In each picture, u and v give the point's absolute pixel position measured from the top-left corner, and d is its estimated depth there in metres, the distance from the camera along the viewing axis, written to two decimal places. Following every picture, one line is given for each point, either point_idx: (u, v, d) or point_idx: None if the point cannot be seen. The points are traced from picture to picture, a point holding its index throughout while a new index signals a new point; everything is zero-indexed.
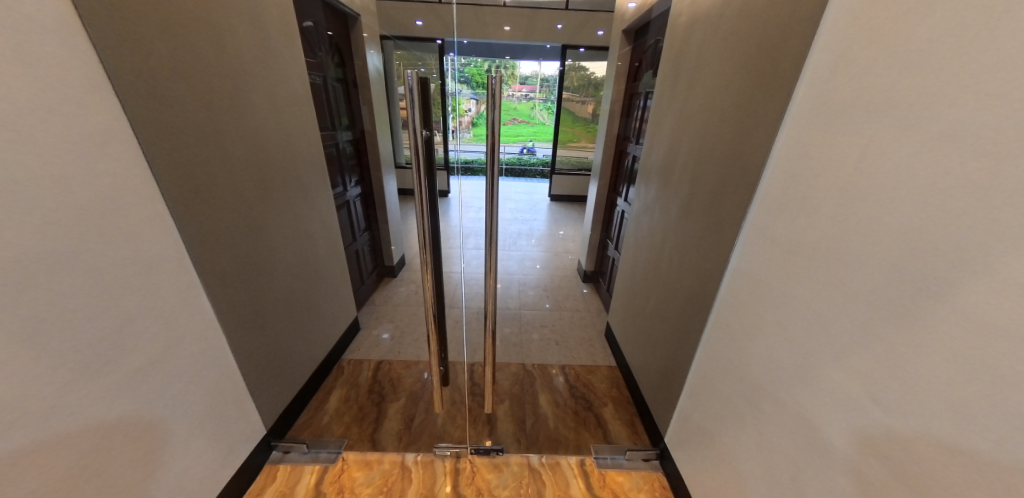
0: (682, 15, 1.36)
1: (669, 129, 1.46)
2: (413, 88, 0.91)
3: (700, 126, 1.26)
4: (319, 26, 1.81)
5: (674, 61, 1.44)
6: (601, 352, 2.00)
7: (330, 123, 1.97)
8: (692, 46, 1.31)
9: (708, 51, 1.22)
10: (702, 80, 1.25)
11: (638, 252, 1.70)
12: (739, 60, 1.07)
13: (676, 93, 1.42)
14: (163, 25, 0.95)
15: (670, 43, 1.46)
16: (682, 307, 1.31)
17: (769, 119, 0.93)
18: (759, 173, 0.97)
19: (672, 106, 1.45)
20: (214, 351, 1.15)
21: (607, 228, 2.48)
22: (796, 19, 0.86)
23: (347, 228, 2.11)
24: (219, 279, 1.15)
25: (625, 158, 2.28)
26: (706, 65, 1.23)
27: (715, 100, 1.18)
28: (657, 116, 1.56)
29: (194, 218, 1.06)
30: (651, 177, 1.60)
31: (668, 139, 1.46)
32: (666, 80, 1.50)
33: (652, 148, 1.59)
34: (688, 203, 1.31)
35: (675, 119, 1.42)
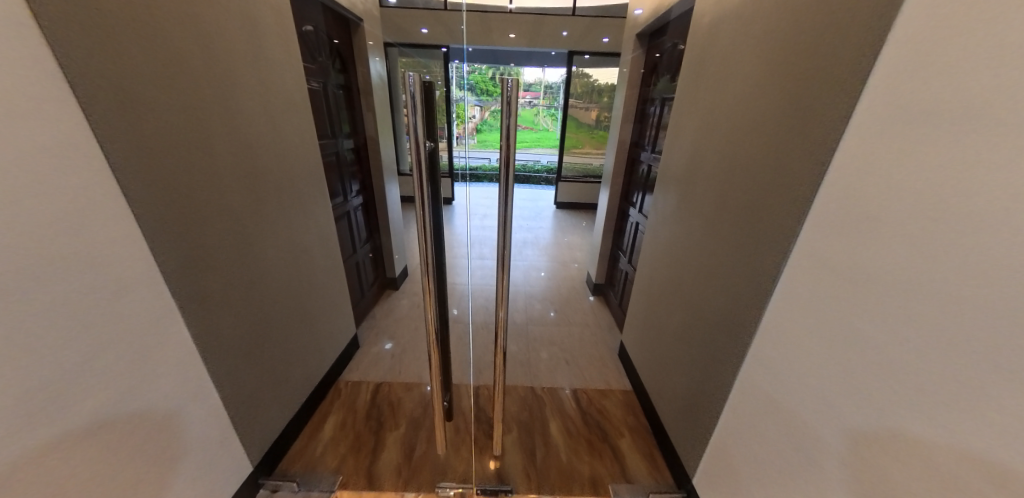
0: (705, 17, 1.27)
1: (692, 138, 1.36)
2: (416, 93, 0.81)
3: (727, 134, 1.16)
4: (320, 29, 1.72)
5: (695, 64, 1.34)
6: (614, 373, 1.89)
7: (332, 130, 1.89)
8: (717, 48, 1.22)
9: (736, 52, 1.12)
10: (729, 84, 1.15)
11: (654, 268, 1.59)
12: (775, 62, 0.97)
13: (699, 98, 1.32)
14: (139, 25, 0.87)
15: (692, 47, 1.37)
16: (709, 333, 1.20)
17: (814, 128, 0.83)
18: (803, 189, 0.86)
19: (694, 113, 1.35)
20: (193, 383, 1.04)
21: (618, 239, 2.38)
22: (847, 14, 0.76)
23: (348, 238, 2.03)
24: (202, 303, 1.05)
25: (637, 165, 2.17)
26: (734, 67, 1.13)
27: (745, 106, 1.08)
28: (677, 124, 1.46)
29: (172, 240, 0.96)
30: (669, 188, 1.50)
31: (691, 148, 1.36)
32: (687, 86, 1.40)
33: (671, 159, 1.49)
34: (715, 218, 1.20)
35: (698, 126, 1.32)
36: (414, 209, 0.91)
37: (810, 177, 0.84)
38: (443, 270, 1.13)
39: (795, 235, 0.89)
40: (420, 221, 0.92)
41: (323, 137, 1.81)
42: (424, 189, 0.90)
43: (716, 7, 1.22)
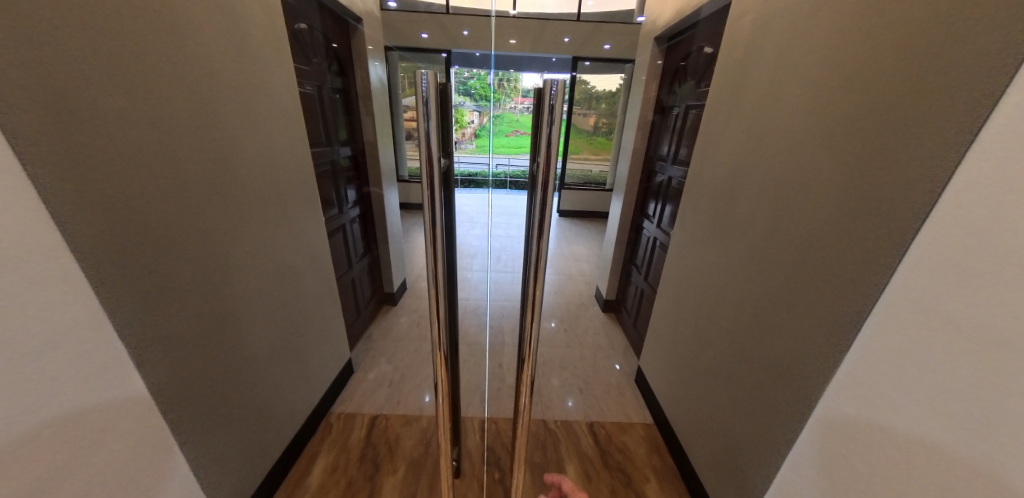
0: (755, 20, 1.18)
1: (735, 151, 1.24)
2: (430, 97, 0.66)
3: (779, 149, 1.04)
4: (314, 26, 1.57)
5: (737, 77, 1.25)
6: (633, 403, 1.77)
7: (330, 137, 1.74)
8: (768, 53, 1.11)
9: (791, 58, 1.02)
10: (782, 92, 1.04)
11: (682, 292, 1.48)
12: (840, 68, 0.86)
13: (744, 108, 1.21)
14: (102, 22, 0.75)
15: (736, 52, 1.27)
16: (757, 373, 1.08)
17: (902, 144, 0.71)
18: (886, 220, 0.75)
19: (737, 124, 1.24)
20: (150, 438, 0.89)
21: (630, 253, 2.26)
22: (950, 13, 0.65)
23: (344, 254, 1.87)
24: (163, 342, 0.90)
25: (655, 176, 2.03)
26: (789, 74, 1.02)
27: (802, 117, 0.96)
28: (716, 137, 1.36)
29: (124, 272, 0.82)
30: (703, 208, 1.40)
31: (733, 163, 1.24)
32: (729, 94, 1.30)
33: (708, 174, 1.38)
34: (765, 242, 1.08)
35: (742, 139, 1.21)
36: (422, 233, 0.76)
37: (900, 202, 0.72)
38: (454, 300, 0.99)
39: (878, 268, 0.77)
40: (431, 248, 0.77)
41: (319, 145, 1.66)
42: (437, 209, 0.75)
43: (767, 10, 1.12)
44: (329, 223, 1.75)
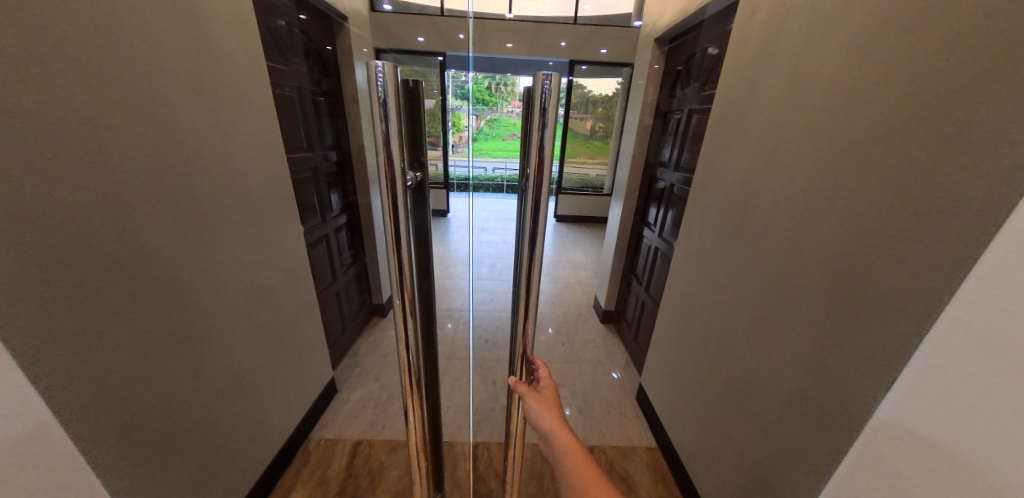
0: (766, 20, 1.11)
1: (745, 159, 1.16)
2: (389, 94, 0.56)
3: (796, 156, 0.96)
4: (291, 24, 1.48)
5: (748, 85, 1.18)
6: (635, 427, 1.68)
7: (310, 142, 1.65)
8: (781, 54, 1.04)
9: (807, 59, 0.94)
10: (798, 96, 0.97)
11: (690, 311, 1.41)
12: (866, 69, 0.79)
13: (754, 112, 1.13)
14: (24, 15, 0.66)
15: (745, 53, 1.20)
16: (775, 406, 1.00)
17: (954, 159, 0.64)
18: (930, 247, 0.67)
19: (747, 128, 1.16)
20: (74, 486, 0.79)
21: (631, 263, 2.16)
22: (1004, 7, 0.58)
23: (327, 265, 1.78)
24: (94, 377, 0.80)
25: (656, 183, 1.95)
26: (805, 76, 0.95)
27: (822, 123, 0.89)
28: (723, 143, 1.28)
29: (42, 300, 0.71)
30: (711, 223, 1.33)
31: (743, 170, 1.17)
32: (737, 98, 1.22)
33: (716, 182, 1.30)
34: (782, 258, 1.00)
35: (753, 145, 1.13)
36: (386, 252, 0.66)
37: (949, 218, 0.65)
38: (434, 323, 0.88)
39: (919, 291, 0.69)
40: (397, 269, 0.67)
41: (299, 150, 1.56)
42: (403, 225, 0.64)
43: (779, 8, 1.05)
44: (311, 234, 1.65)
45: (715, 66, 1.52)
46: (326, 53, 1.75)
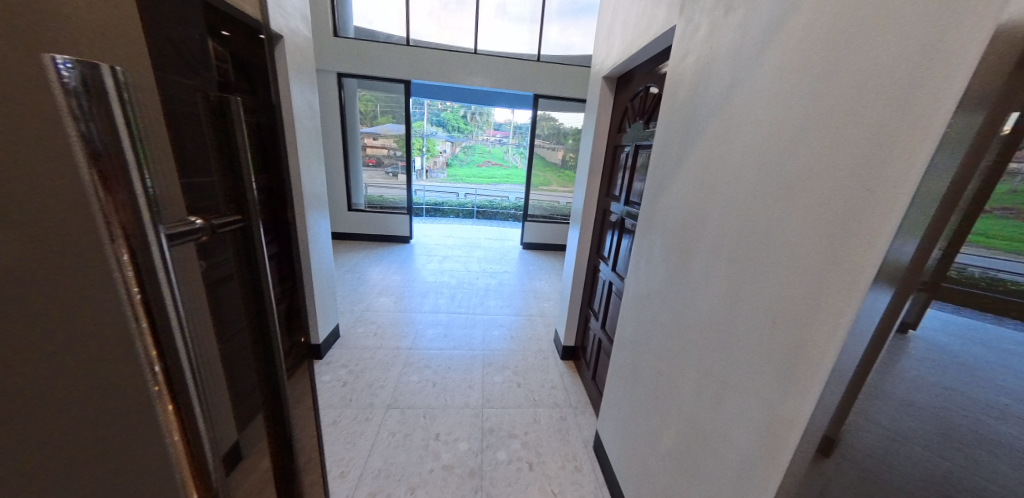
0: (696, 63, 1.10)
1: (683, 198, 1.12)
2: (103, 121, 0.23)
3: (730, 199, 0.91)
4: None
5: (683, 119, 1.15)
6: (589, 479, 1.53)
7: None
8: (711, 95, 1.01)
9: (734, 102, 0.91)
10: (729, 138, 0.93)
11: (638, 351, 1.32)
12: (790, 115, 0.76)
13: (690, 151, 1.10)
14: None
15: (680, 93, 1.18)
16: (720, 467, 0.89)
17: (872, 206, 0.58)
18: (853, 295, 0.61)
19: (685, 167, 1.12)
20: None
21: (590, 296, 2.14)
22: (908, 52, 0.55)
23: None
24: None
25: (609, 216, 1.95)
26: (734, 117, 0.91)
27: (753, 165, 0.84)
28: (664, 180, 1.24)
29: None
30: (654, 257, 1.27)
31: (682, 210, 1.12)
32: (675, 135, 1.19)
33: (660, 220, 1.25)
34: (722, 307, 0.92)
35: (690, 184, 1.09)
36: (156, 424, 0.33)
37: (867, 274, 0.59)
38: (302, 404, 0.64)
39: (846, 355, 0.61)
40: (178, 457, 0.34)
41: None
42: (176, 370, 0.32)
43: (707, 51, 1.04)
44: None
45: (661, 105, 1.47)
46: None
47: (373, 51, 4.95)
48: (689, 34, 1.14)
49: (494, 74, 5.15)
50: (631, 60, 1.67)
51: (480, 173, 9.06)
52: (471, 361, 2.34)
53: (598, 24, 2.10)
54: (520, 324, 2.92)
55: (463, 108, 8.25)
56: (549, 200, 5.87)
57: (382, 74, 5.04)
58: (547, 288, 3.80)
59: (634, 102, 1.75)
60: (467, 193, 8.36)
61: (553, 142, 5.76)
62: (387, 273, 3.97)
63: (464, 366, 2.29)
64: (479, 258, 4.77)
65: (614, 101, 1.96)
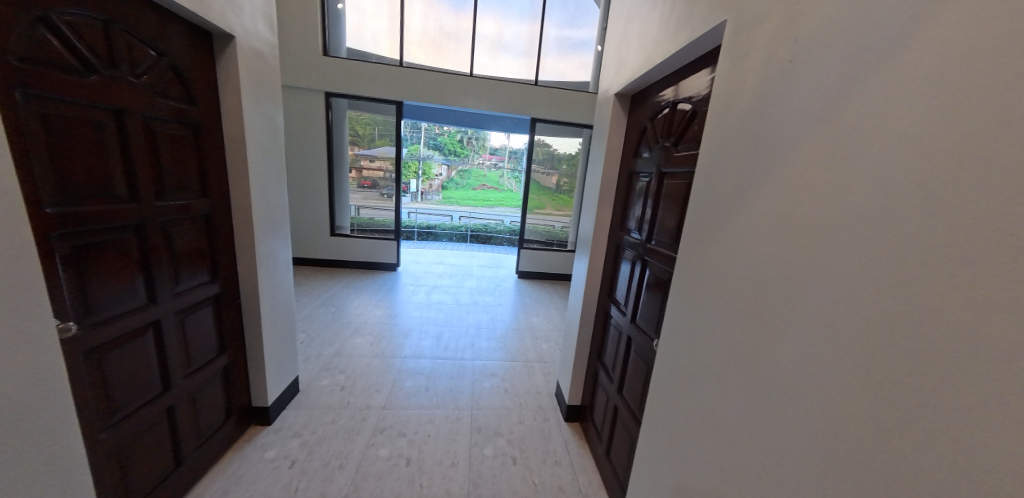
0: (760, 64, 0.82)
1: (756, 245, 0.81)
2: None
3: (848, 254, 0.60)
4: (87, 16, 1.09)
5: (742, 138, 0.86)
6: None
7: (123, 194, 1.19)
8: (793, 104, 0.72)
9: (844, 112, 0.62)
10: (838, 163, 0.63)
11: (690, 445, 0.98)
12: (994, 124, 0.45)
13: (761, 181, 0.80)
14: None
15: (734, 105, 0.89)
16: None
17: None
18: None
19: (754, 201, 0.82)
20: None
21: (599, 346, 1.79)
22: None
23: (142, 366, 1.22)
24: None
25: (622, 253, 1.64)
26: (845, 134, 0.62)
27: (897, 205, 0.54)
28: (717, 217, 0.94)
29: None
30: (710, 318, 0.95)
31: (756, 261, 0.81)
32: (731, 159, 0.90)
33: (713, 270, 0.94)
34: (855, 424, 0.58)
35: (766, 225, 0.78)
36: None
37: None
38: None
39: None
40: None
41: (89, 209, 1.08)
42: None
43: (781, 46, 0.76)
44: (104, 329, 1.09)
45: (696, 123, 1.17)
46: (165, 66, 1.36)
47: (363, 72, 4.74)
48: (747, 29, 0.87)
49: (489, 96, 4.96)
50: (653, 71, 1.39)
51: (475, 196, 8.79)
52: (456, 421, 1.93)
53: (608, 34, 1.85)
54: (515, 369, 2.49)
55: (458, 131, 8.08)
56: (547, 224, 5.59)
57: (371, 95, 4.82)
58: (546, 323, 3.38)
59: (656, 120, 1.46)
60: (461, 216, 8.06)
61: (547, 168, 5.48)
62: (367, 307, 3.55)
63: (446, 432, 1.84)
64: (470, 288, 4.34)
65: (628, 119, 1.68)
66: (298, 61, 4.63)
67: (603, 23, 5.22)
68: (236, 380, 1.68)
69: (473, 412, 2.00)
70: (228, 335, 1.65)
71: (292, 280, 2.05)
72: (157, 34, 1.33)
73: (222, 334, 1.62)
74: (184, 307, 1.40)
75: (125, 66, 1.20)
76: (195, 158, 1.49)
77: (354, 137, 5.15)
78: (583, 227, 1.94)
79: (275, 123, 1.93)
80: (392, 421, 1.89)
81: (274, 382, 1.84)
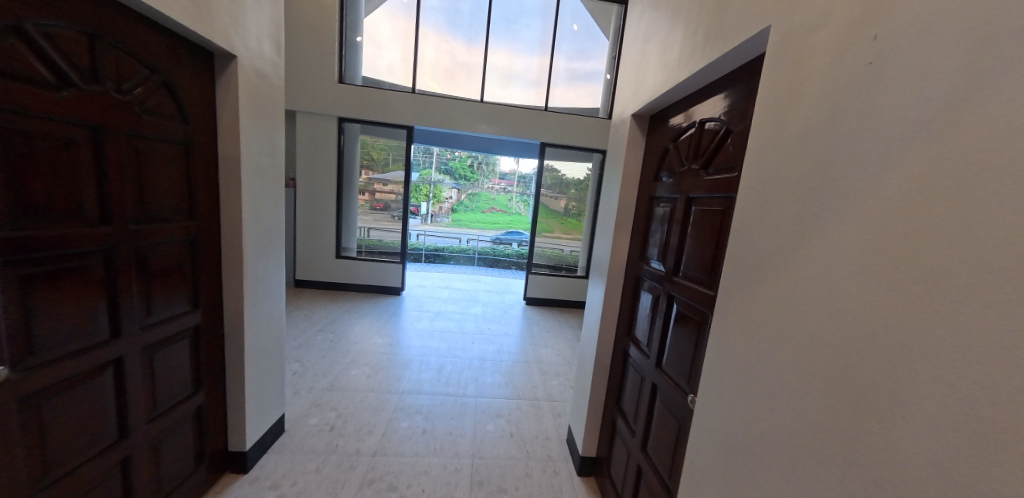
0: (824, 72, 0.67)
1: (824, 293, 0.64)
2: None
3: (991, 320, 0.43)
4: (64, 27, 1.01)
5: (797, 160, 0.71)
6: None
7: (92, 216, 1.07)
8: (877, 119, 0.57)
9: (962, 127, 0.47)
10: (956, 195, 0.47)
11: None
12: None
13: (830, 213, 0.63)
14: None
15: (788, 122, 0.74)
16: None
17: None
18: None
19: (820, 237, 0.65)
20: None
21: (615, 390, 1.60)
22: None
23: (90, 414, 1.07)
24: None
25: (641, 286, 1.47)
26: (969, 155, 0.46)
27: None
28: (771, 254, 0.77)
29: None
30: (762, 376, 0.77)
31: (823, 313, 0.63)
32: (786, 185, 0.74)
33: (770, 319, 0.76)
34: None
35: (838, 268, 0.61)
36: None
37: None
38: None
39: None
40: None
41: (48, 234, 0.97)
42: None
43: (854, 51, 0.61)
44: (47, 372, 0.96)
45: (730, 142, 1.01)
46: (157, 82, 1.28)
47: (375, 98, 4.78)
48: (798, 36, 0.74)
49: (499, 121, 4.95)
50: (679, 88, 1.26)
51: (484, 219, 8.75)
52: (455, 471, 1.72)
53: (624, 54, 1.74)
54: (522, 408, 2.27)
55: (469, 155, 8.14)
56: (555, 249, 5.43)
57: (383, 120, 4.85)
58: (555, 356, 3.15)
59: (680, 141, 1.31)
60: (470, 239, 7.96)
61: (556, 191, 5.37)
62: (367, 335, 3.38)
63: (443, 487, 1.62)
64: (476, 316, 4.15)
65: (649, 141, 1.54)
66: (312, 87, 4.71)
67: (613, 52, 5.26)
68: (210, 421, 1.52)
69: (472, 461, 1.79)
70: (205, 370, 1.50)
71: (284, 309, 1.91)
72: (150, 48, 1.25)
73: (198, 370, 1.47)
74: (153, 342, 1.26)
75: (107, 80, 1.11)
76: (183, 178, 1.39)
77: (367, 161, 5.14)
78: (599, 250, 1.79)
79: (275, 145, 1.84)
80: (382, 472, 1.68)
81: (253, 423, 1.67)
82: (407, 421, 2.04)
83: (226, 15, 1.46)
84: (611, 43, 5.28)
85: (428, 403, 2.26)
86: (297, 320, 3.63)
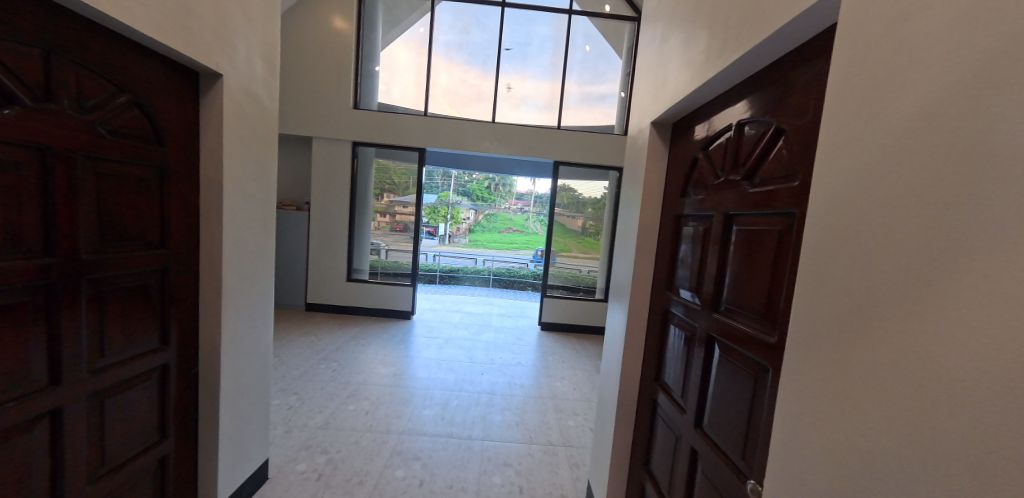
0: (926, 45, 0.46)
1: (953, 365, 0.41)
2: None
3: None
4: (15, 42, 0.90)
5: (889, 165, 0.50)
6: None
7: (34, 247, 0.96)
8: None
9: None
10: None
11: None
12: None
13: (957, 243, 0.41)
14: None
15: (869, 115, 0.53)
16: None
17: None
18: None
19: (941, 277, 0.43)
20: None
21: (642, 445, 1.34)
22: None
23: (13, 477, 0.93)
24: None
25: (670, 320, 1.24)
26: None
27: None
28: (856, 296, 0.54)
29: None
30: (845, 471, 0.53)
31: (952, 398, 0.41)
32: (870, 200, 0.52)
33: (860, 392, 0.52)
34: None
35: (987, 333, 0.38)
36: None
37: None
38: None
39: None
40: None
41: None
42: None
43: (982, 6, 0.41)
44: None
45: (781, 146, 0.79)
46: (129, 102, 1.19)
47: (387, 122, 4.79)
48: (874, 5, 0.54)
49: (510, 141, 4.87)
50: (705, 91, 1.07)
51: (499, 239, 8.59)
52: None
53: (640, 59, 1.57)
54: (533, 456, 2.01)
55: (485, 176, 8.09)
56: (571, 269, 5.18)
57: (394, 142, 4.85)
58: (572, 390, 2.87)
59: (713, 149, 1.10)
60: (486, 260, 7.82)
61: (572, 210, 5.19)
62: (373, 363, 3.21)
63: None
64: (487, 343, 3.92)
65: (674, 151, 1.33)
66: (327, 114, 4.78)
67: (628, 69, 5.13)
68: (172, 474, 1.36)
69: None
70: (170, 416, 1.34)
71: (271, 344, 1.75)
72: (122, 66, 1.15)
73: (164, 415, 1.33)
74: (104, 389, 1.12)
75: (64, 99, 1.01)
76: (156, 205, 1.29)
77: (388, 185, 5.09)
78: (618, 274, 1.57)
79: (266, 169, 1.74)
80: None
81: (225, 475, 1.50)
82: (402, 474, 1.81)
83: (212, 34, 1.36)
84: (624, 61, 5.18)
85: (428, 448, 2.03)
86: (302, 347, 3.51)
